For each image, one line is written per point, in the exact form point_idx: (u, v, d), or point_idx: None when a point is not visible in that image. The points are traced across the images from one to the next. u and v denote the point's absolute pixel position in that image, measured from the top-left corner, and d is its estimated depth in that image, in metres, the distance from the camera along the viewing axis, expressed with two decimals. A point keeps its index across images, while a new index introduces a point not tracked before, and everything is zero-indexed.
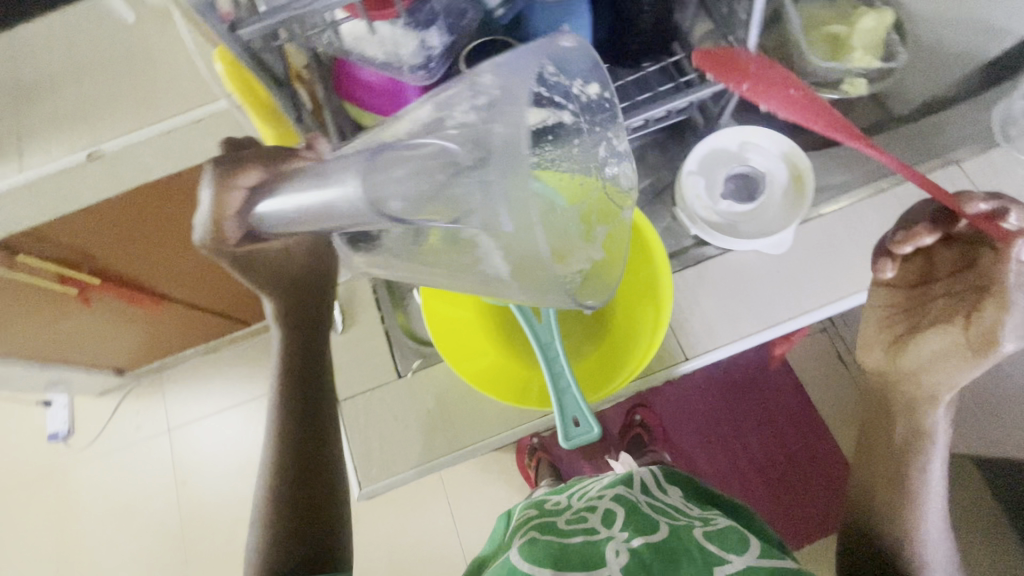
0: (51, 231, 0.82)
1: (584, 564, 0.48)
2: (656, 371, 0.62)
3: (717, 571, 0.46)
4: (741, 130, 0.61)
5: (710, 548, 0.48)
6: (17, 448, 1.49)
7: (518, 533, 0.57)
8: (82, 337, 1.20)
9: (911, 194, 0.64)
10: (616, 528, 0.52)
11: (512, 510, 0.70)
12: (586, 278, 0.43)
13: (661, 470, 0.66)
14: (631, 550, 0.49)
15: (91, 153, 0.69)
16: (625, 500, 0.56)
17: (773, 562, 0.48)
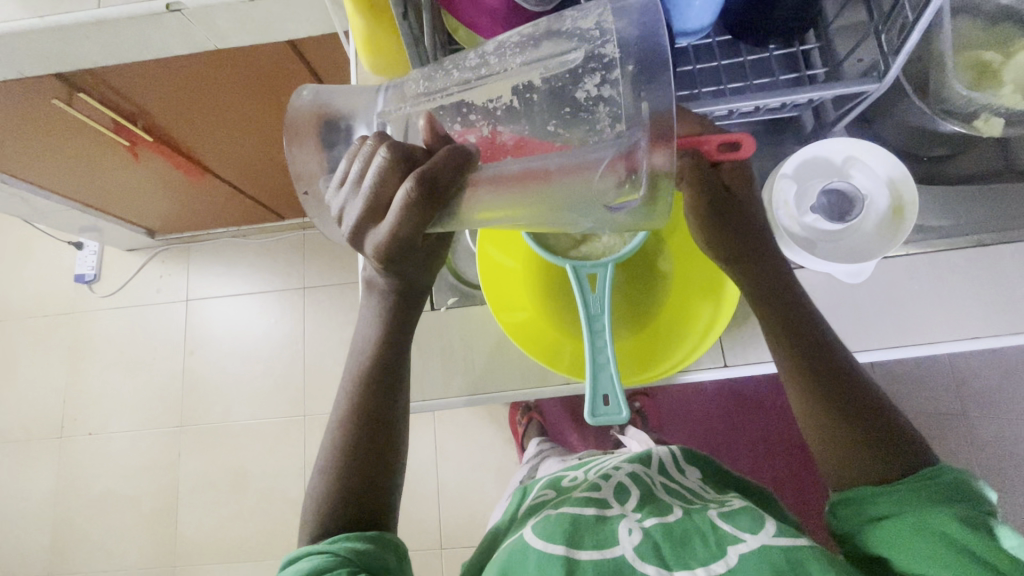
0: (113, 75, 0.80)
1: (597, 542, 0.48)
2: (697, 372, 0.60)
3: (730, 552, 0.45)
4: (852, 143, 0.56)
5: (724, 528, 0.48)
6: (44, 281, 1.54)
7: (533, 512, 0.57)
8: (124, 190, 1.21)
9: (1014, 256, 0.59)
10: (629, 508, 0.53)
11: (528, 486, 0.71)
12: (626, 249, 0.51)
13: (681, 453, 0.66)
14: (644, 530, 0.49)
15: (171, 5, 0.65)
16: (641, 482, 0.58)
17: (789, 540, 0.45)
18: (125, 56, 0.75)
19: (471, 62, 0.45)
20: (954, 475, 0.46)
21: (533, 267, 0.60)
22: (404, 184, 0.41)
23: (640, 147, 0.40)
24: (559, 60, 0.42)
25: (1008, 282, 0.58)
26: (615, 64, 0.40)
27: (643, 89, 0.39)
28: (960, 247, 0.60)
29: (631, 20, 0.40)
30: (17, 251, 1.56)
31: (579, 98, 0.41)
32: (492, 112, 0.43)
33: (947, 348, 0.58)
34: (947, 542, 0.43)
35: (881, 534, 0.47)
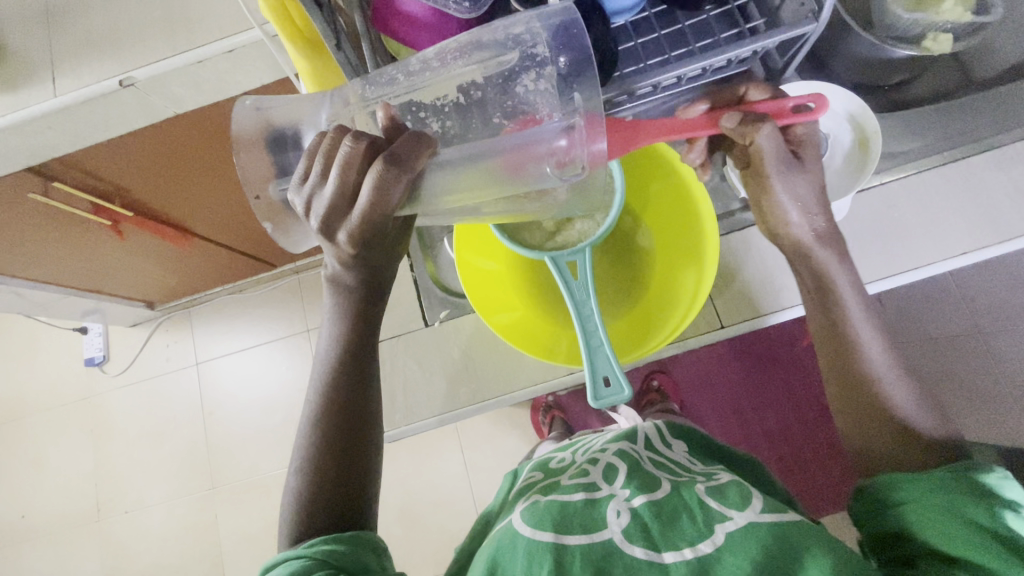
0: (81, 159, 0.82)
1: (585, 527, 0.47)
2: (692, 338, 0.60)
3: (717, 530, 0.45)
4: (808, 85, 0.56)
5: (711, 506, 0.47)
6: (56, 371, 1.57)
7: (521, 497, 0.57)
8: (116, 268, 1.23)
9: (988, 165, 0.59)
10: (617, 487, 0.52)
11: (518, 468, 0.72)
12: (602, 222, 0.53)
13: (667, 425, 0.67)
14: (632, 510, 0.48)
15: (124, 80, 0.66)
16: (628, 458, 0.57)
17: (776, 516, 0.46)
18: (89, 139, 0.76)
19: (412, 65, 0.46)
20: (995, 471, 0.43)
21: (515, 264, 0.61)
22: (373, 166, 0.40)
23: (579, 124, 0.43)
24: (497, 62, 0.45)
25: (986, 192, 0.58)
26: (548, 63, 0.43)
27: (576, 85, 0.43)
28: (933, 166, 0.59)
29: (554, 22, 0.42)
30: (24, 345, 1.59)
31: (516, 102, 0.46)
32: (442, 110, 0.46)
33: (938, 270, 0.58)
34: (979, 532, 0.41)
35: (906, 515, 0.45)
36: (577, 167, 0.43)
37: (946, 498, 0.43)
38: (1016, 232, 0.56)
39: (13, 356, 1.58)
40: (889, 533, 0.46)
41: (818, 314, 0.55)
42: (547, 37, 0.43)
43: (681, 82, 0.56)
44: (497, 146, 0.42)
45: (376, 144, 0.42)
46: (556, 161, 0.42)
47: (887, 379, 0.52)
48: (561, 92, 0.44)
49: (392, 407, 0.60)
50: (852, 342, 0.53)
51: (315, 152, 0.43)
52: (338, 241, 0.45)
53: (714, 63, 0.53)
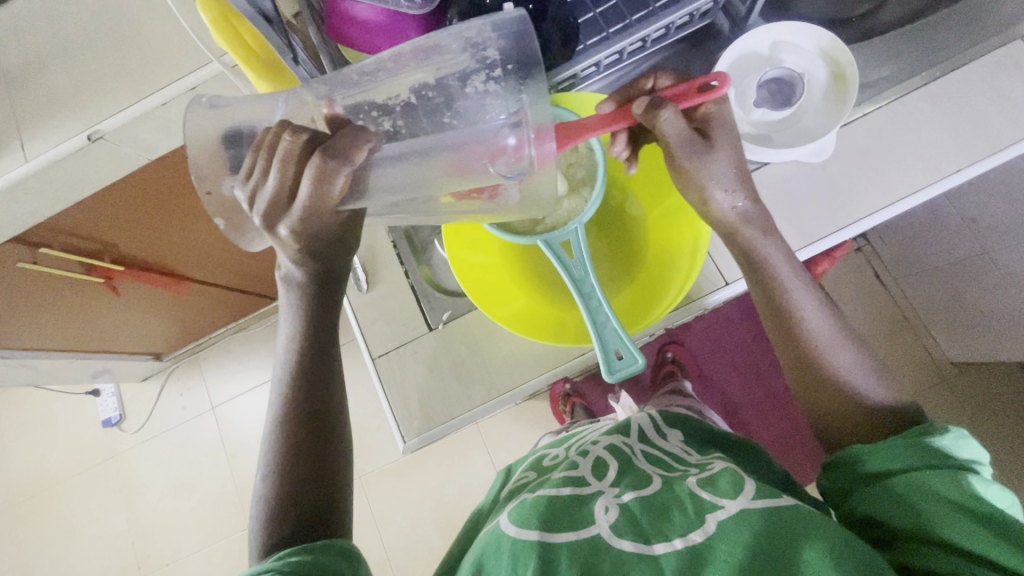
0: (64, 221, 0.81)
1: (573, 523, 0.46)
2: (691, 302, 0.59)
3: (709, 520, 0.44)
4: (774, 28, 0.56)
5: (702, 496, 0.46)
6: (76, 436, 1.57)
7: (511, 497, 0.56)
8: (117, 325, 1.23)
9: (970, 78, 0.57)
10: (607, 483, 0.52)
11: (510, 466, 0.71)
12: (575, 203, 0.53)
13: (660, 416, 0.67)
14: (620, 505, 0.48)
15: (91, 134, 0.65)
16: (619, 453, 0.57)
17: (769, 503, 0.44)
18: (67, 199, 0.76)
19: (369, 66, 0.46)
20: (946, 432, 0.44)
21: (511, 254, 0.59)
22: (313, 159, 0.40)
23: (528, 122, 0.43)
24: (450, 65, 0.44)
25: (971, 105, 0.57)
26: (497, 66, 0.44)
27: (527, 82, 0.44)
28: (915, 89, 0.58)
29: (505, 27, 0.43)
30: (39, 416, 1.59)
31: (465, 101, 0.44)
32: (393, 111, 0.44)
33: (935, 191, 0.57)
34: (947, 503, 0.42)
35: (877, 497, 0.45)
36: (528, 163, 0.44)
37: (910, 474, 0.44)
38: (1009, 141, 0.55)
39: (30, 429, 1.58)
40: (864, 516, 0.46)
41: (763, 301, 0.54)
42: (500, 42, 0.44)
43: (646, 45, 0.57)
44: (439, 141, 0.43)
45: (315, 139, 0.42)
46: (491, 156, 0.43)
47: (836, 353, 0.52)
48: (509, 93, 0.44)
49: (404, 416, 0.59)
50: (801, 323, 0.52)
51: (258, 142, 0.43)
52: (279, 232, 0.45)
53: (677, 19, 0.54)
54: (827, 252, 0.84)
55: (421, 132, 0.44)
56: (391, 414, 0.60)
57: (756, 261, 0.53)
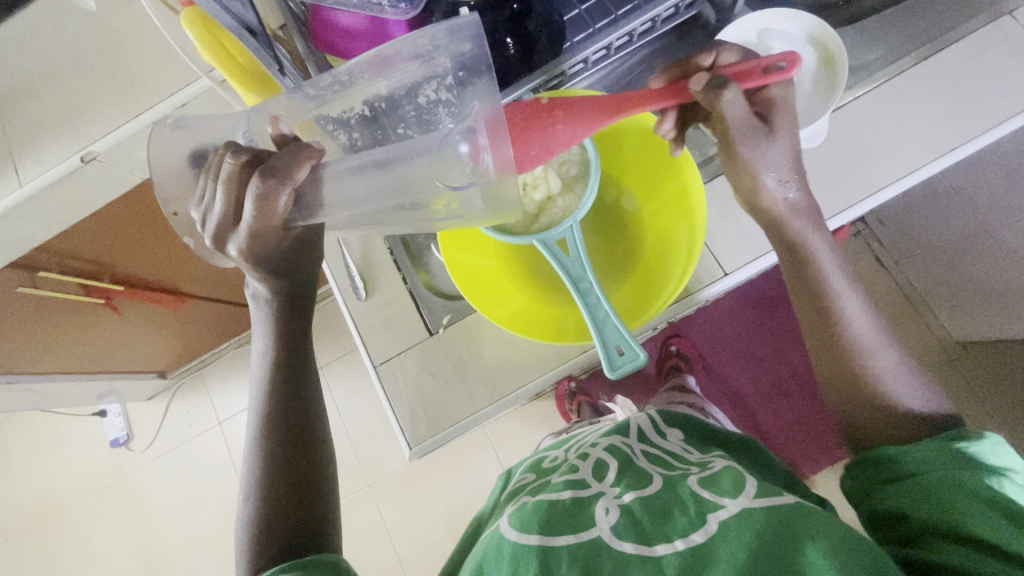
0: (60, 244, 0.81)
1: (574, 525, 0.46)
2: (687, 296, 0.59)
3: (710, 519, 0.44)
4: (761, 15, 0.55)
5: (704, 496, 0.46)
6: (84, 457, 1.57)
7: (511, 499, 0.56)
8: (120, 345, 1.23)
9: (960, 56, 0.57)
10: (607, 484, 0.52)
11: (510, 469, 0.71)
12: (567, 204, 0.52)
13: (660, 415, 0.67)
14: (621, 506, 0.48)
15: (84, 156, 0.65)
16: (619, 454, 0.57)
17: (771, 500, 0.44)
18: (62, 222, 0.76)
19: (326, 79, 0.47)
20: (987, 438, 0.45)
21: (508, 256, 0.59)
22: (253, 181, 0.40)
23: (480, 130, 0.40)
24: (402, 74, 0.45)
25: (963, 83, 0.57)
26: (449, 73, 0.43)
27: (471, 88, 0.42)
28: (905, 69, 0.58)
29: (458, 34, 0.43)
30: (47, 439, 1.59)
31: (415, 111, 0.45)
32: (349, 123, 0.46)
33: (931, 171, 0.56)
34: (982, 505, 0.42)
35: (908, 493, 0.45)
36: (487, 174, 0.41)
37: (947, 472, 0.44)
38: (1004, 116, 0.55)
39: (39, 452, 1.58)
40: (889, 510, 0.46)
41: (800, 291, 0.54)
42: (452, 50, 0.43)
43: (633, 39, 0.56)
44: (387, 154, 0.41)
45: (258, 158, 0.42)
46: (439, 165, 0.40)
47: (873, 353, 0.51)
48: (458, 101, 0.43)
49: (407, 423, 0.59)
50: (835, 317, 0.52)
51: (209, 166, 0.43)
52: (229, 251, 0.45)
53: (663, 12, 0.54)
54: None
55: (374, 143, 0.46)
56: (395, 421, 0.60)
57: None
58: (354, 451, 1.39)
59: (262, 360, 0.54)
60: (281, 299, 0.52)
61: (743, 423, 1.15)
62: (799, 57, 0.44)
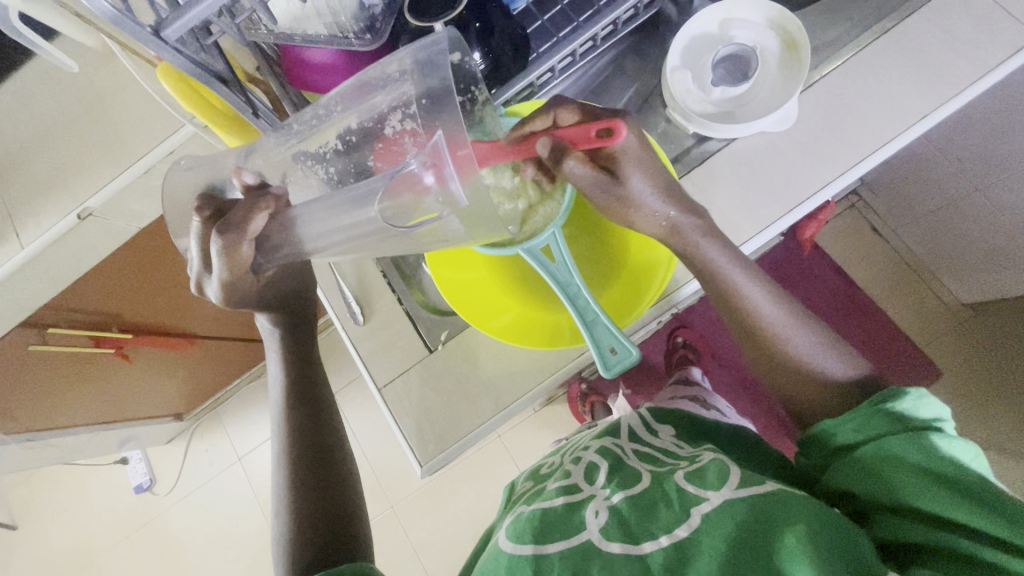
0: (67, 300, 0.84)
1: (565, 531, 0.47)
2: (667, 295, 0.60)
3: (694, 513, 0.45)
4: (721, 6, 0.56)
5: (688, 489, 0.47)
6: (111, 506, 1.59)
7: (510, 511, 0.57)
8: (135, 393, 1.25)
9: (920, 24, 0.58)
10: (598, 486, 0.52)
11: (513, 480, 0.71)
12: (546, 210, 0.53)
13: (651, 413, 0.67)
14: (610, 507, 0.48)
15: (81, 213, 0.67)
16: (609, 454, 0.57)
17: (752, 490, 0.45)
18: (67, 279, 0.78)
19: (305, 114, 0.48)
20: (910, 394, 0.45)
21: (499, 265, 0.59)
22: (213, 237, 0.44)
23: (443, 162, 0.38)
24: (370, 105, 0.46)
25: (927, 51, 0.57)
26: (413, 101, 0.44)
27: (436, 115, 0.43)
28: (869, 43, 0.58)
29: (423, 58, 0.44)
30: (73, 492, 1.61)
31: (385, 139, 0.46)
32: (326, 158, 0.47)
33: (905, 140, 0.57)
34: (913, 469, 0.43)
35: (848, 471, 0.47)
36: (457, 199, 0.39)
37: (876, 442, 0.45)
38: (967, 81, 0.56)
39: (66, 505, 1.60)
40: (837, 487, 0.48)
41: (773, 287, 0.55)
42: (420, 75, 0.44)
43: (596, 44, 0.58)
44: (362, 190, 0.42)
45: (220, 214, 0.46)
46: (404, 200, 0.39)
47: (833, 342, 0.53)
48: (422, 126, 0.44)
49: (412, 440, 0.60)
50: None
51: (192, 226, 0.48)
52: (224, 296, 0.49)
53: (621, 15, 0.56)
54: (814, 215, 0.84)
55: (350, 176, 0.47)
56: (404, 440, 0.61)
57: (735, 239, 0.53)
58: (375, 473, 1.40)
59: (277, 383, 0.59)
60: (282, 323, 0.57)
61: (757, 407, 1.14)
62: (620, 127, 0.43)
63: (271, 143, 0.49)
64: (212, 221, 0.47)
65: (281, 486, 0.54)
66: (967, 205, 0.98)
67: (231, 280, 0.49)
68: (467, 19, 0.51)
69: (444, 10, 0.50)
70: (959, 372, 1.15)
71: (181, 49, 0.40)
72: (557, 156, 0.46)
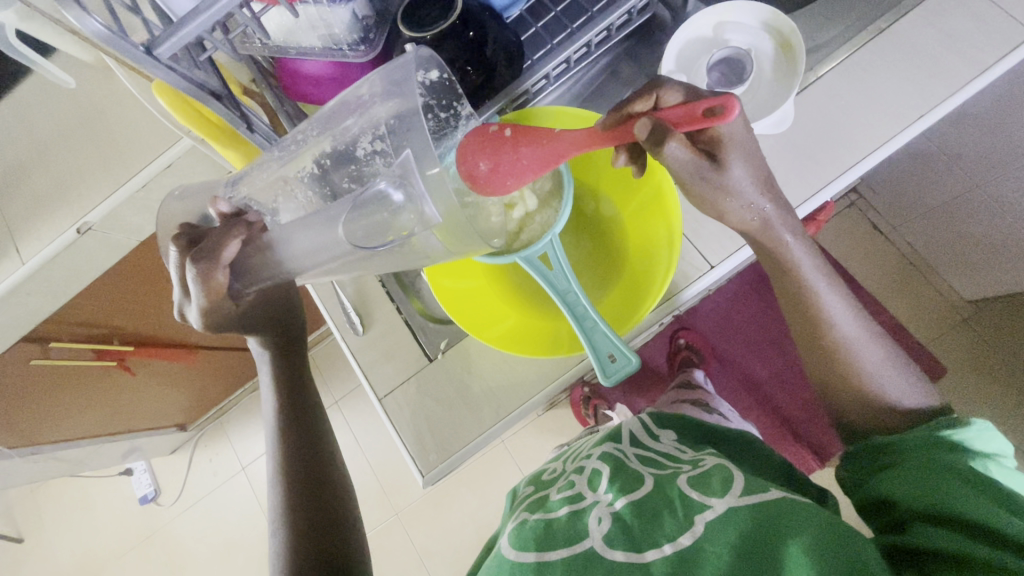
0: (67, 314, 0.84)
1: (569, 538, 0.46)
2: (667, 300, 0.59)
3: (697, 521, 0.45)
4: (715, 10, 0.56)
5: (692, 496, 0.47)
6: (116, 517, 1.59)
7: (513, 518, 0.56)
8: (137, 404, 1.25)
9: (916, 24, 0.58)
10: (601, 492, 0.52)
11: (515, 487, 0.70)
12: (540, 219, 0.53)
13: (652, 417, 0.67)
14: (614, 514, 0.48)
15: (80, 228, 0.67)
16: (612, 459, 0.57)
17: (756, 498, 0.45)
18: (67, 293, 0.78)
19: (287, 140, 0.49)
20: (972, 423, 0.46)
21: (489, 278, 0.60)
22: (188, 265, 0.44)
23: (413, 182, 0.39)
24: (343, 128, 0.47)
25: (923, 51, 0.57)
26: (381, 122, 0.44)
27: (403, 133, 0.43)
28: (865, 43, 0.58)
29: (390, 78, 0.44)
30: (78, 503, 1.61)
31: (358, 162, 0.46)
32: (302, 182, 0.47)
33: (904, 140, 0.57)
34: (962, 480, 0.42)
35: (890, 478, 0.46)
36: (430, 216, 0.39)
37: (930, 456, 0.45)
38: (965, 80, 0.56)
39: (71, 517, 1.60)
40: (874, 495, 0.47)
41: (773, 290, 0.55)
42: (388, 96, 0.44)
43: (591, 50, 0.58)
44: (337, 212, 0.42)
45: (195, 242, 0.46)
46: (375, 217, 0.40)
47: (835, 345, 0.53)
48: (391, 146, 0.44)
49: (411, 450, 0.60)
50: (803, 306, 0.53)
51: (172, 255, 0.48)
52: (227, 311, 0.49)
53: (615, 21, 0.55)
54: (814, 216, 0.84)
55: (318, 201, 0.46)
56: (405, 450, 0.60)
57: (734, 242, 0.52)
58: (378, 481, 1.40)
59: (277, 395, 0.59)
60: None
61: (762, 408, 1.13)
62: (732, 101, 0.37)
63: (269, 162, 0.49)
64: (187, 250, 0.46)
65: (282, 498, 0.53)
66: (968, 202, 0.97)
67: (228, 294, 0.49)
68: (460, 28, 0.51)
69: (435, 21, 0.51)
70: (964, 370, 1.15)
71: (174, 66, 0.40)
72: (658, 137, 0.41)
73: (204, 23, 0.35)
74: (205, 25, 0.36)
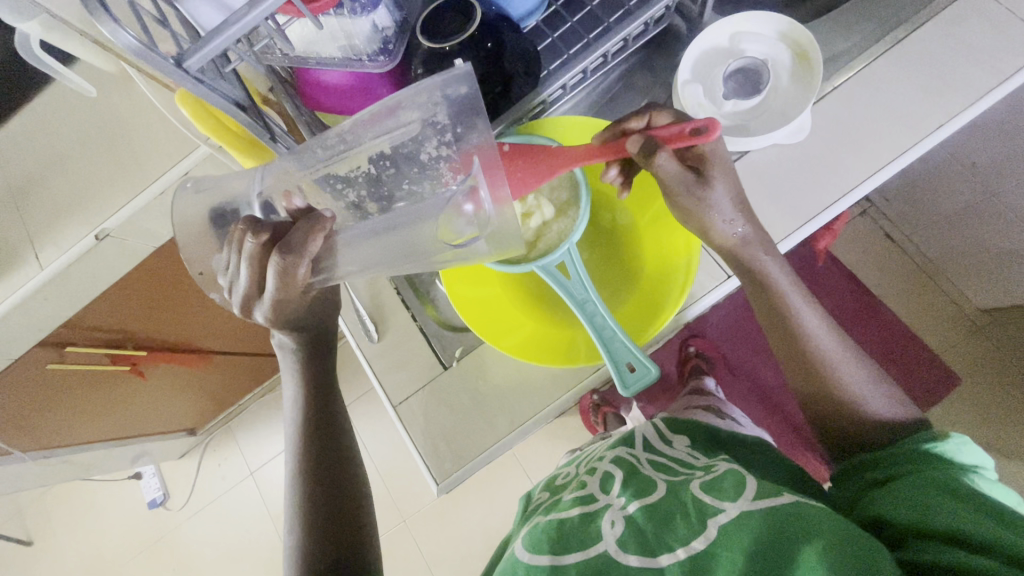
0: (84, 318, 0.84)
1: (582, 542, 0.46)
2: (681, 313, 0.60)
3: (711, 524, 0.44)
4: (731, 21, 0.56)
5: (706, 500, 0.46)
6: (126, 520, 1.60)
7: (525, 523, 0.56)
8: (149, 409, 1.26)
9: (933, 34, 0.58)
10: (613, 495, 0.51)
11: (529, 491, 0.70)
12: (559, 226, 0.53)
13: (665, 423, 0.66)
14: (627, 518, 0.47)
15: (98, 234, 0.68)
16: (624, 464, 0.57)
17: (771, 502, 0.44)
18: (85, 297, 0.78)
19: (330, 137, 0.47)
20: (950, 437, 0.47)
21: (511, 279, 0.60)
22: (271, 258, 0.43)
23: (481, 185, 0.44)
24: (402, 129, 0.46)
25: (939, 62, 0.57)
26: (449, 129, 0.45)
27: (470, 141, 0.45)
28: (881, 53, 0.58)
29: (455, 88, 0.43)
30: (88, 506, 1.62)
31: (416, 164, 0.47)
32: (357, 182, 0.48)
33: (920, 153, 0.57)
34: (945, 491, 0.42)
35: (884, 496, 0.46)
36: (489, 218, 0.45)
37: (922, 474, 0.45)
38: (982, 90, 0.55)
39: (81, 520, 1.61)
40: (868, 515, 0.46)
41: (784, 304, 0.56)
42: (452, 105, 0.44)
43: (607, 60, 0.58)
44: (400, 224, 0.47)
45: (277, 239, 0.44)
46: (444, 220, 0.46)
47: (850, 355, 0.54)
48: (458, 154, 0.46)
49: (428, 458, 0.60)
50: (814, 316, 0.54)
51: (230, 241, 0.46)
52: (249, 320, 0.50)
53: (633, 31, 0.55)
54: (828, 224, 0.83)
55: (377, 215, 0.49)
56: (421, 457, 0.60)
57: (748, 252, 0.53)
58: (385, 486, 1.40)
59: (293, 400, 0.59)
60: (304, 340, 0.57)
61: (772, 416, 1.13)
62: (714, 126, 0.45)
63: (282, 162, 0.48)
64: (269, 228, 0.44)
65: (297, 507, 0.53)
66: (983, 211, 0.97)
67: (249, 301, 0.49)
68: (478, 39, 0.51)
69: (453, 32, 0.51)
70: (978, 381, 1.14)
71: (201, 78, 0.41)
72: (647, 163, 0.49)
73: (234, 36, 0.36)
74: (236, 38, 0.36)
